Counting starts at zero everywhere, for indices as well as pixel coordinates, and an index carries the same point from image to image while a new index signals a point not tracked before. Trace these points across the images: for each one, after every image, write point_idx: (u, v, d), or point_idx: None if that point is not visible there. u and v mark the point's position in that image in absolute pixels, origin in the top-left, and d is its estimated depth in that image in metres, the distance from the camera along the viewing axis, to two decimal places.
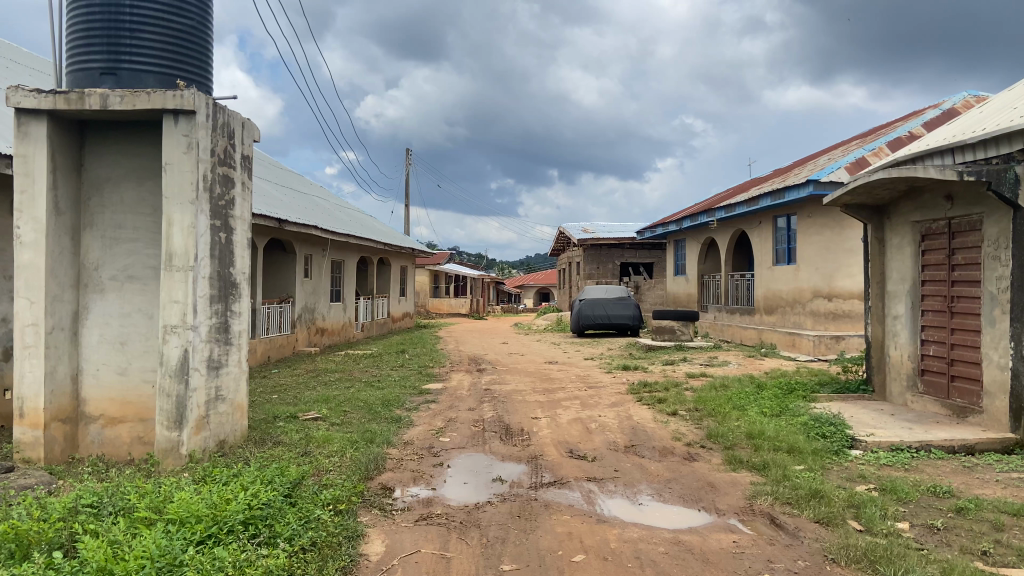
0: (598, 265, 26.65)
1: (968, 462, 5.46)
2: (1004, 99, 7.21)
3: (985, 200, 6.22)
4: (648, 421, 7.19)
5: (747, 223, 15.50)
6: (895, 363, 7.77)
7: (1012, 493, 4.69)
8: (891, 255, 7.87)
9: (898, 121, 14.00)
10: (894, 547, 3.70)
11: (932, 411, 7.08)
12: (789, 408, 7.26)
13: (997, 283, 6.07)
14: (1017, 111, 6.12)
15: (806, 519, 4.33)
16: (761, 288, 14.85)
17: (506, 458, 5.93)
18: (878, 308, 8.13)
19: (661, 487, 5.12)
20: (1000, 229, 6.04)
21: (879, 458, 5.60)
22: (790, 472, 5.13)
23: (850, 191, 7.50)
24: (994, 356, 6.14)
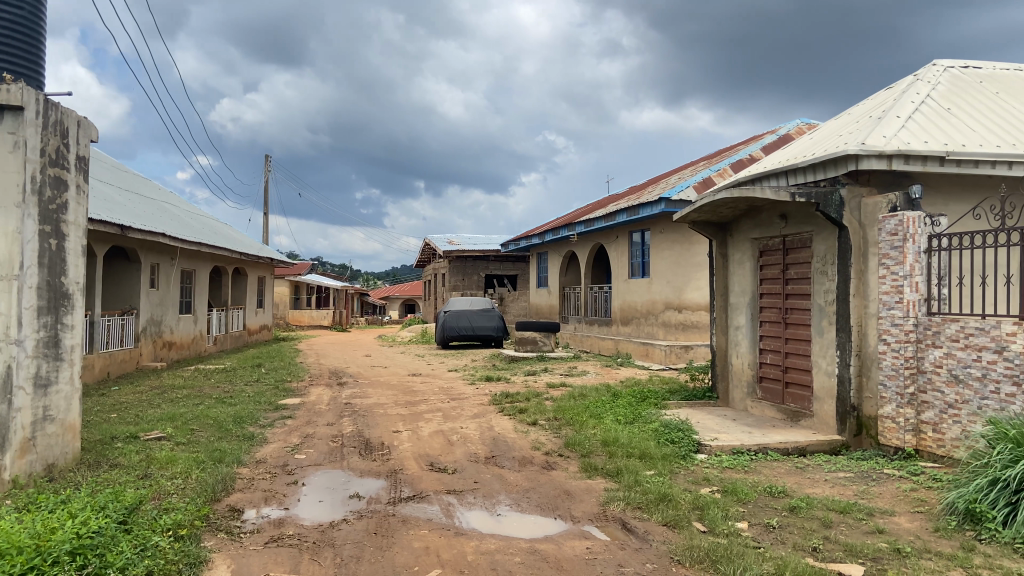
0: (463, 277, 26.74)
1: (800, 463, 5.89)
2: (832, 127, 7.86)
3: (815, 220, 6.75)
4: (509, 432, 7.26)
5: (605, 237, 16.04)
6: (737, 371, 8.29)
7: (839, 491, 5.11)
8: (733, 269, 8.38)
9: (741, 144, 14.99)
10: (734, 547, 3.91)
11: (768, 416, 7.60)
12: (642, 415, 7.55)
13: (825, 296, 6.62)
14: (842, 140, 6.70)
15: (655, 522, 4.51)
16: (618, 299, 15.41)
17: (364, 474, 5.81)
18: (721, 319, 8.58)
19: (519, 497, 5.17)
20: (827, 246, 6.60)
21: (722, 461, 5.95)
22: (641, 477, 5.34)
23: (696, 209, 7.93)
24: (822, 363, 6.68)
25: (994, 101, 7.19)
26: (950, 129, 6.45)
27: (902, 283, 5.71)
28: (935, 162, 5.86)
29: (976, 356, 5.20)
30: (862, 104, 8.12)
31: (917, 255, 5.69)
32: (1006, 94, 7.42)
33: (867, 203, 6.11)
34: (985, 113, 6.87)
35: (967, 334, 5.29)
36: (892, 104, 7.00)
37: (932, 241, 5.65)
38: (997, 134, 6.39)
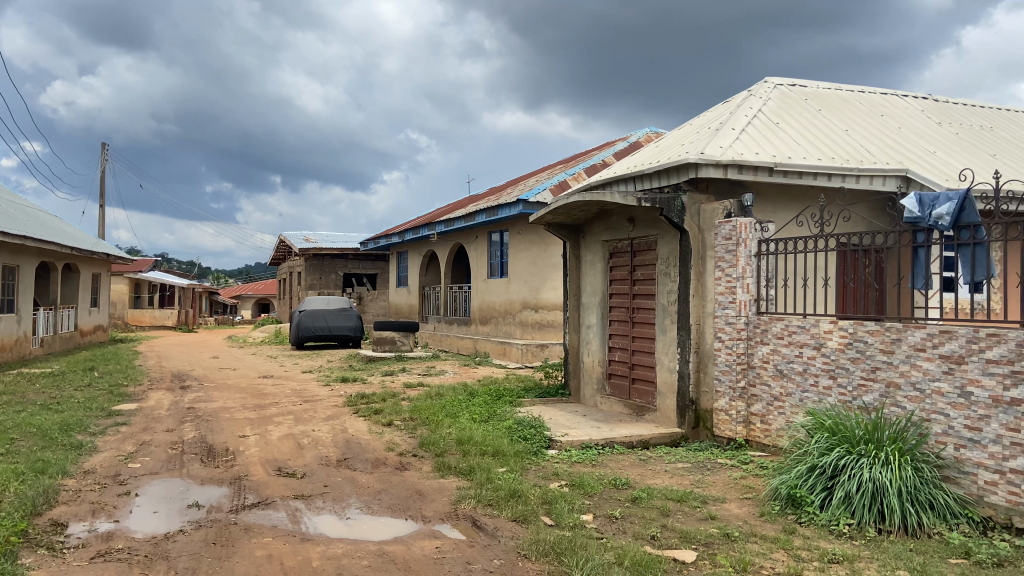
0: (320, 276, 26.05)
1: (643, 456, 6.17)
2: (676, 136, 8.29)
3: (659, 224, 7.09)
4: (362, 434, 7.14)
5: (465, 238, 16.12)
6: (588, 368, 8.58)
7: (677, 481, 5.40)
8: (585, 270, 8.66)
9: (595, 150, 15.51)
10: (577, 539, 4.04)
11: (616, 411, 7.91)
12: (497, 413, 7.66)
13: (668, 297, 6.98)
14: (685, 148, 7.08)
15: (504, 518, 4.58)
16: (477, 299, 15.53)
17: (206, 481, 5.52)
18: (574, 319, 8.84)
19: (370, 499, 5.09)
20: (670, 249, 6.96)
21: (571, 456, 6.13)
22: (493, 475, 5.41)
23: (551, 211, 8.13)
24: (664, 360, 7.03)
25: (817, 117, 7.84)
26: (778, 142, 6.96)
27: (735, 284, 6.12)
28: (765, 172, 6.29)
29: (798, 352, 5.64)
30: (703, 115, 8.61)
31: (747, 258, 6.11)
32: (827, 112, 8.11)
33: (705, 209, 6.51)
34: (808, 128, 7.48)
35: (791, 332, 5.73)
36: (729, 117, 7.47)
37: (761, 245, 6.07)
38: (818, 148, 6.97)
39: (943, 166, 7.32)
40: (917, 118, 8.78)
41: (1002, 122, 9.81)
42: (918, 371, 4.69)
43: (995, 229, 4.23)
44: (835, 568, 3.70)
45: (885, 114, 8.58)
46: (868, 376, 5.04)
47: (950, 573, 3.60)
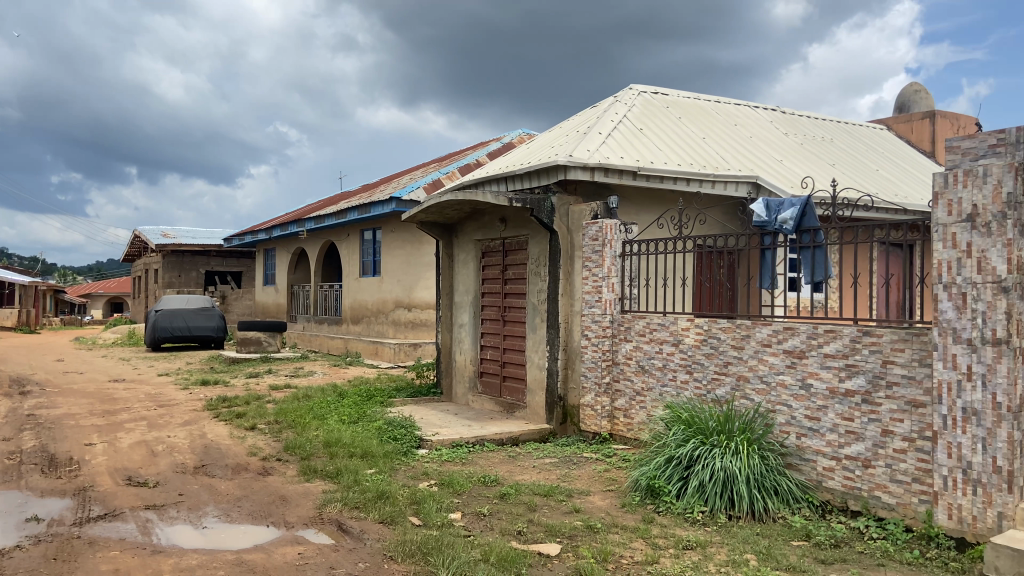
0: (180, 273, 24.71)
1: (512, 452, 6.26)
2: (546, 139, 8.46)
3: (530, 224, 7.20)
4: (223, 438, 6.82)
5: (336, 235, 15.75)
6: (460, 367, 8.60)
7: (544, 476, 5.50)
8: (457, 269, 8.67)
9: (469, 150, 15.58)
10: (444, 538, 4.03)
11: (487, 409, 7.97)
12: (367, 414, 7.54)
13: (538, 295, 7.11)
14: (554, 151, 7.23)
15: (371, 520, 4.50)
16: (348, 298, 15.22)
17: (46, 494, 5.10)
18: (446, 317, 8.83)
19: (230, 507, 4.87)
20: (540, 249, 7.09)
21: (441, 455, 6.12)
22: (360, 477, 5.31)
23: (423, 209, 8.08)
24: (534, 358, 7.15)
25: (678, 125, 8.23)
26: (642, 147, 7.25)
27: (601, 284, 6.33)
28: (629, 176, 6.54)
29: (659, 349, 5.89)
30: (572, 119, 8.83)
31: (613, 259, 6.32)
32: (687, 120, 8.52)
33: (573, 210, 6.68)
34: (670, 135, 7.83)
35: (652, 330, 5.97)
36: (596, 122, 7.70)
37: (625, 245, 6.29)
38: (678, 154, 7.31)
39: (788, 174, 7.88)
40: (767, 128, 9.39)
41: (841, 135, 10.65)
42: (766, 365, 5.01)
43: (832, 233, 4.58)
44: (689, 553, 3.89)
45: (739, 124, 9.12)
46: (721, 370, 5.33)
47: (791, 553, 3.87)
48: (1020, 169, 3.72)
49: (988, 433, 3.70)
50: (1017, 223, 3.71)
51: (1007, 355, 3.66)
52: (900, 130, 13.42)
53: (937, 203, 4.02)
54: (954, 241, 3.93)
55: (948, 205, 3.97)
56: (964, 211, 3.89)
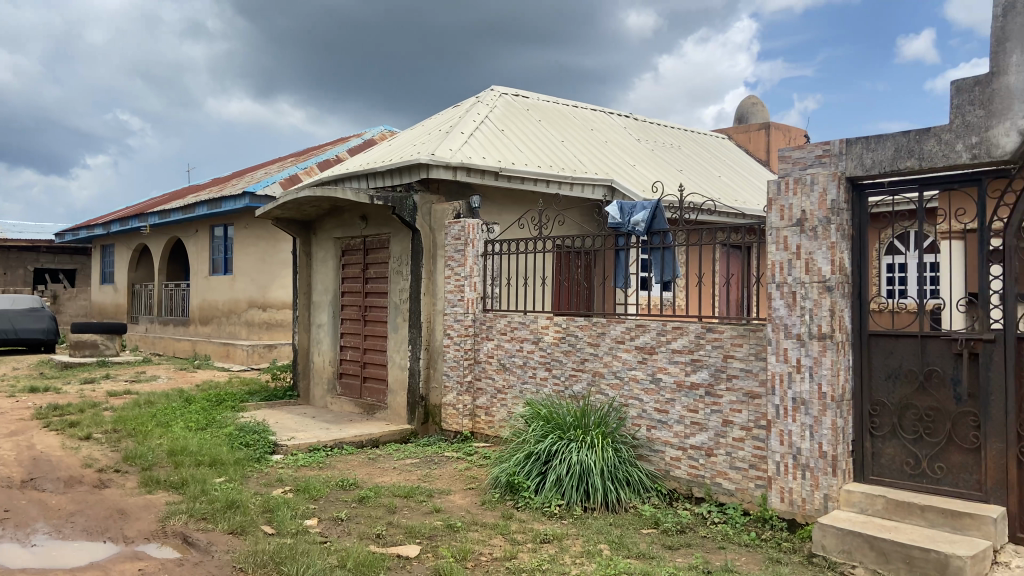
0: (3, 271, 22.50)
1: (372, 454, 6.16)
2: (407, 137, 8.39)
3: (391, 222, 7.12)
4: (53, 450, 6.27)
5: (184, 231, 14.90)
6: (318, 369, 8.36)
7: (405, 477, 5.45)
8: (316, 268, 8.43)
9: (328, 145, 15.18)
10: (298, 546, 3.89)
11: (346, 411, 7.80)
12: (217, 419, 7.17)
13: (399, 295, 7.03)
14: (416, 149, 7.18)
15: (220, 531, 4.28)
16: (197, 297, 14.43)
17: None
18: (304, 317, 8.56)
19: (61, 523, 4.48)
20: (402, 248, 7.01)
21: (297, 460, 5.92)
22: (209, 486, 5.04)
23: (278, 206, 7.79)
24: (395, 358, 7.07)
25: (537, 127, 8.40)
26: (503, 148, 7.34)
27: (463, 283, 6.36)
28: (490, 176, 6.61)
29: (519, 347, 5.98)
30: (433, 117, 8.81)
31: (475, 258, 6.37)
32: (546, 123, 8.71)
33: (435, 209, 6.68)
34: (529, 137, 7.97)
35: (512, 328, 6.06)
36: (458, 121, 7.72)
37: (487, 245, 6.37)
38: (538, 156, 7.46)
39: (641, 178, 8.24)
40: (621, 134, 9.78)
41: (688, 143, 11.25)
42: (619, 361, 5.20)
43: (679, 235, 4.82)
44: (546, 547, 3.97)
45: (595, 129, 9.44)
46: (578, 367, 5.49)
47: (642, 541, 4.04)
48: (842, 178, 4.08)
49: (815, 420, 4.03)
50: (839, 228, 4.06)
51: (830, 349, 4.00)
52: (740, 139, 14.39)
53: (771, 209, 4.33)
54: (786, 244, 4.25)
55: (781, 211, 4.28)
56: (795, 216, 4.22)
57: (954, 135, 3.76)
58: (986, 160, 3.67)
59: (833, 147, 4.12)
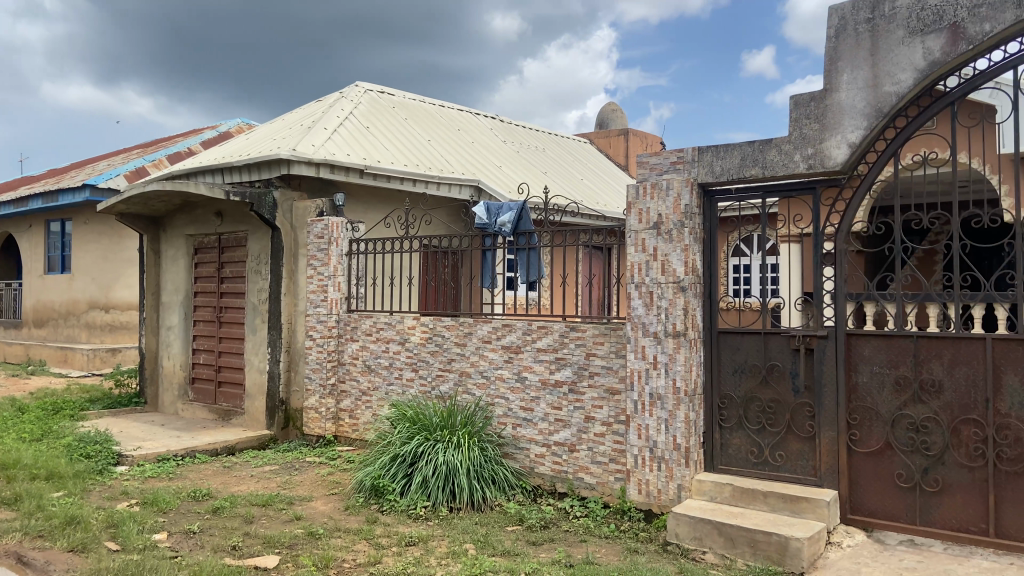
0: None
1: (228, 462, 5.87)
2: (266, 131, 8.07)
3: (249, 220, 6.82)
4: None
5: (13, 226, 13.61)
6: (168, 374, 7.88)
7: (263, 485, 5.23)
8: (165, 266, 7.94)
9: (179, 136, 14.35)
10: (147, 561, 3.64)
11: (199, 417, 7.39)
12: (53, 429, 6.60)
13: (257, 295, 6.74)
14: (276, 143, 6.91)
15: (58, 550, 3.92)
16: (29, 298, 13.23)
17: None
18: (151, 319, 8.03)
19: None
20: (260, 246, 6.73)
21: (144, 471, 5.54)
22: (44, 502, 4.62)
23: (123, 200, 7.27)
24: (253, 362, 6.78)
25: (403, 125, 8.31)
26: (367, 145, 7.20)
27: (326, 283, 6.20)
28: (355, 173, 6.47)
29: (384, 348, 5.89)
30: (294, 111, 8.52)
31: (339, 258, 6.23)
32: (412, 121, 8.64)
33: (296, 207, 6.47)
34: (395, 135, 7.88)
35: (378, 329, 5.96)
36: (320, 116, 7.50)
37: (352, 244, 6.25)
38: (403, 155, 7.38)
39: (506, 179, 8.34)
40: (487, 134, 9.86)
41: (551, 145, 11.50)
42: (486, 361, 5.24)
43: (545, 236, 4.91)
44: (411, 550, 3.93)
45: (461, 129, 9.46)
46: (445, 367, 5.48)
47: (507, 539, 4.09)
48: (695, 184, 4.30)
49: (670, 414, 4.23)
50: (692, 231, 4.28)
51: (684, 346, 4.21)
52: (601, 143, 14.87)
53: (630, 212, 4.50)
54: (644, 246, 4.43)
55: (640, 214, 4.45)
56: (652, 219, 4.40)
57: (793, 146, 4.05)
58: (820, 170, 3.97)
59: (686, 155, 4.33)
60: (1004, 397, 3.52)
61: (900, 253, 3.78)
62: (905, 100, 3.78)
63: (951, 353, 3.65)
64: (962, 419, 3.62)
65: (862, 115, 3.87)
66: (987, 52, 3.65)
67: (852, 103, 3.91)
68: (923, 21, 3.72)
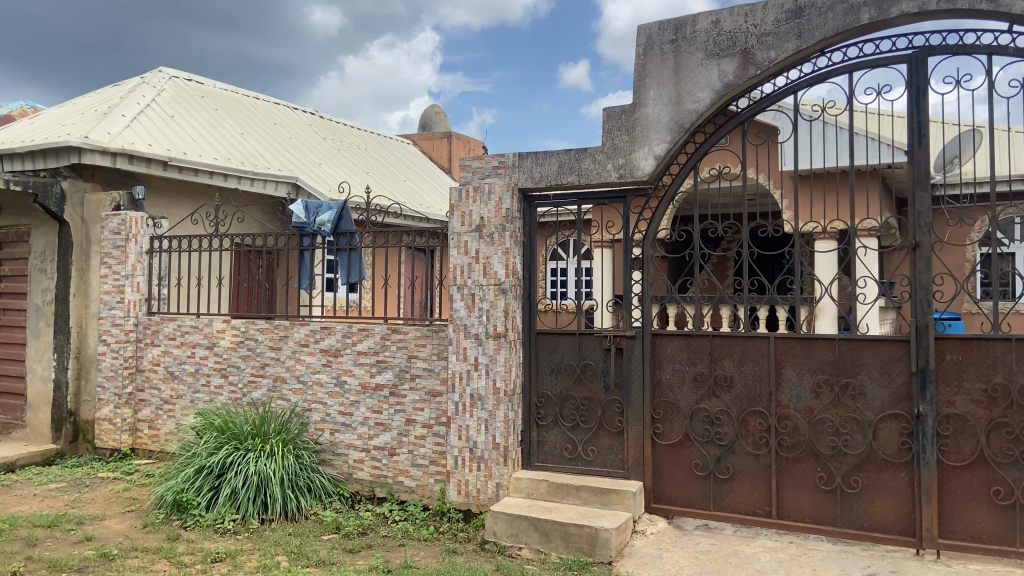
0: None
1: (4, 481, 5.23)
2: (54, 115, 7.30)
3: (32, 212, 6.13)
4: None
5: None
6: None
7: (48, 504, 4.72)
8: None
9: None
10: None
11: None
12: None
13: (42, 296, 6.08)
14: (66, 129, 6.27)
15: None
16: None
17: None
18: None
19: None
20: (46, 242, 6.07)
21: None
22: None
23: None
24: (37, 369, 6.10)
25: (214, 117, 7.84)
26: (173, 136, 6.72)
27: (124, 283, 5.72)
28: (158, 166, 6.02)
29: (190, 353, 5.52)
30: (88, 96, 7.78)
31: (139, 256, 5.76)
32: (224, 113, 8.17)
33: (89, 199, 5.93)
34: (205, 127, 7.41)
35: (183, 333, 5.58)
36: (119, 102, 6.90)
37: (154, 242, 5.81)
38: (214, 148, 6.97)
39: (326, 178, 8.12)
40: (306, 131, 9.53)
41: (373, 145, 11.33)
42: (302, 365, 5.05)
43: (366, 237, 4.83)
44: (218, 566, 3.71)
45: (278, 123, 9.08)
46: (258, 372, 5.22)
47: (322, 548, 3.96)
48: (516, 189, 4.40)
49: (489, 414, 4.29)
50: (512, 235, 4.37)
51: (504, 347, 4.29)
52: (423, 147, 14.90)
53: (453, 215, 4.52)
54: (466, 248, 4.47)
55: (462, 217, 4.49)
56: (474, 222, 4.45)
57: (606, 156, 4.26)
58: (630, 179, 4.20)
59: (507, 160, 4.44)
60: (784, 390, 3.90)
61: (699, 259, 4.08)
62: (703, 117, 4.09)
63: (740, 351, 3.99)
64: (749, 411, 3.97)
65: (666, 129, 4.13)
66: (772, 77, 4.04)
67: (657, 117, 4.17)
68: (719, 45, 4.04)
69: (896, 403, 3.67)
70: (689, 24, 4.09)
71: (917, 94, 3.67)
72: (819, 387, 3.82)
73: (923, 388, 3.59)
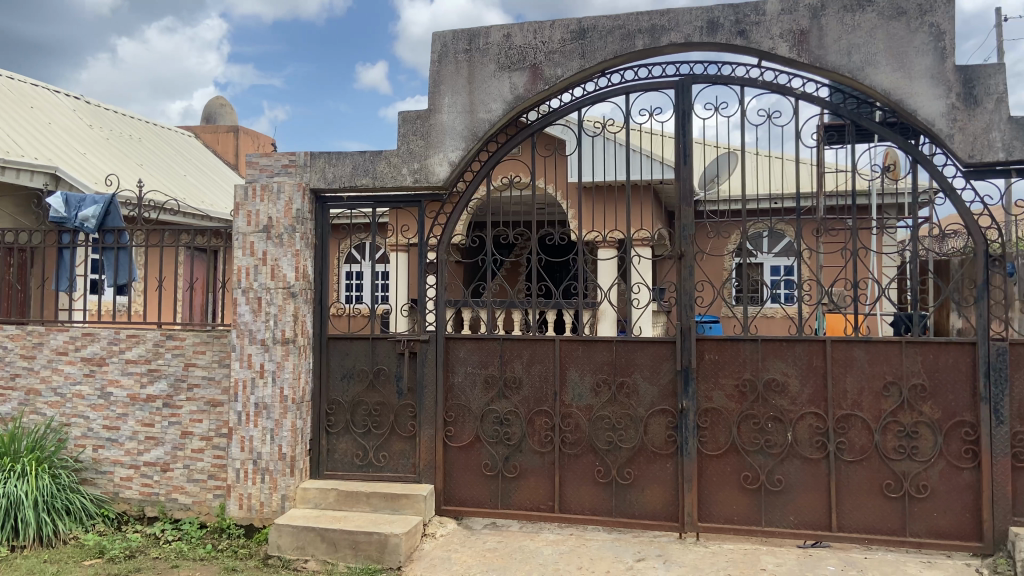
0: None
1: None
2: None
3: None
4: None
5: None
6: None
7: None
8: None
9: None
10: None
11: None
12: None
13: None
14: None
15: None
16: None
17: None
18: None
19: None
20: None
21: None
22: None
23: None
24: None
25: None
26: None
27: None
28: None
29: None
30: None
31: None
32: None
33: None
34: None
35: None
36: None
37: None
38: None
39: (92, 170, 7.37)
40: (69, 117, 8.60)
41: (149, 136, 10.46)
42: (59, 376, 4.55)
43: (138, 236, 4.45)
44: None
45: (35, 107, 8.11)
46: (5, 385, 4.63)
47: None
48: (307, 190, 4.28)
49: (276, 423, 4.12)
50: (303, 236, 4.24)
51: (293, 353, 4.14)
52: (207, 139, 14.00)
53: (238, 214, 4.29)
54: (252, 250, 4.25)
55: (248, 216, 4.27)
56: (261, 222, 4.25)
57: (400, 160, 4.25)
58: (425, 184, 4.23)
59: (298, 159, 4.29)
60: (567, 390, 4.10)
61: (490, 265, 4.17)
62: (495, 127, 4.21)
63: (528, 353, 4.15)
64: (536, 410, 4.13)
65: (460, 137, 4.20)
66: (558, 93, 4.25)
67: (451, 124, 4.23)
68: (510, 58, 4.18)
69: (663, 399, 3.99)
70: (482, 36, 4.20)
71: (684, 118, 4.03)
72: (598, 385, 4.07)
73: (685, 384, 3.94)
